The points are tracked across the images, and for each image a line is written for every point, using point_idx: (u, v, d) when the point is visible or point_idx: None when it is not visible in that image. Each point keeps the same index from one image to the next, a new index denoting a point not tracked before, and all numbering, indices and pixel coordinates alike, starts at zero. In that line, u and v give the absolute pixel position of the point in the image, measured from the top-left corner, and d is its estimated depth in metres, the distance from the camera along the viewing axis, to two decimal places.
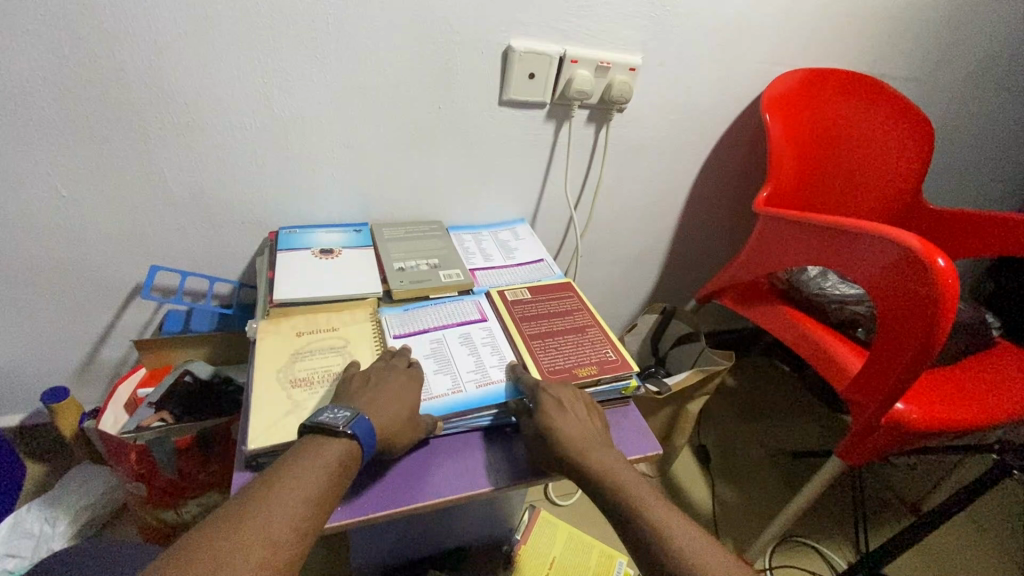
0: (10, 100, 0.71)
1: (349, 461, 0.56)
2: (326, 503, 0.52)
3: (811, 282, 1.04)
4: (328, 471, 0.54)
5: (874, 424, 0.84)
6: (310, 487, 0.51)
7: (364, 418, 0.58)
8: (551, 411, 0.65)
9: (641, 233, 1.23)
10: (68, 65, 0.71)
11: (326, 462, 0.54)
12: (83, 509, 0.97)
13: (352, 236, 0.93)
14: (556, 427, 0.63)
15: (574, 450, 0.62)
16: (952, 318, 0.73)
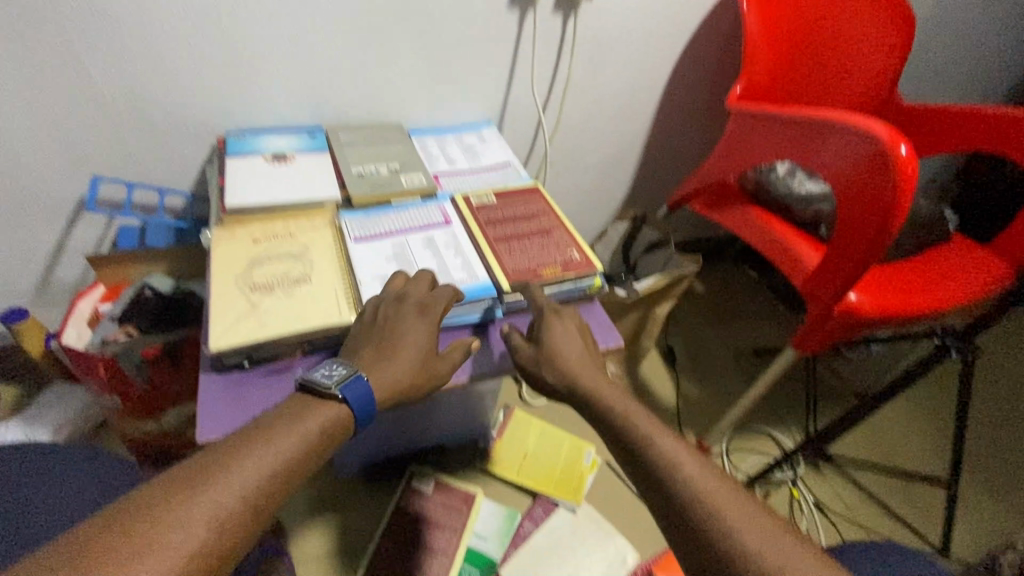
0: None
1: (333, 428, 0.52)
2: (302, 468, 0.49)
3: (779, 181, 1.03)
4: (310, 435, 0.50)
5: (827, 313, 0.88)
6: (287, 446, 0.49)
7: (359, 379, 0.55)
8: (549, 334, 0.65)
9: (612, 137, 1.19)
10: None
11: (315, 422, 0.52)
12: (63, 424, 0.99)
13: (306, 140, 0.88)
14: (550, 350, 0.63)
15: (566, 371, 0.61)
16: (907, 207, 0.75)
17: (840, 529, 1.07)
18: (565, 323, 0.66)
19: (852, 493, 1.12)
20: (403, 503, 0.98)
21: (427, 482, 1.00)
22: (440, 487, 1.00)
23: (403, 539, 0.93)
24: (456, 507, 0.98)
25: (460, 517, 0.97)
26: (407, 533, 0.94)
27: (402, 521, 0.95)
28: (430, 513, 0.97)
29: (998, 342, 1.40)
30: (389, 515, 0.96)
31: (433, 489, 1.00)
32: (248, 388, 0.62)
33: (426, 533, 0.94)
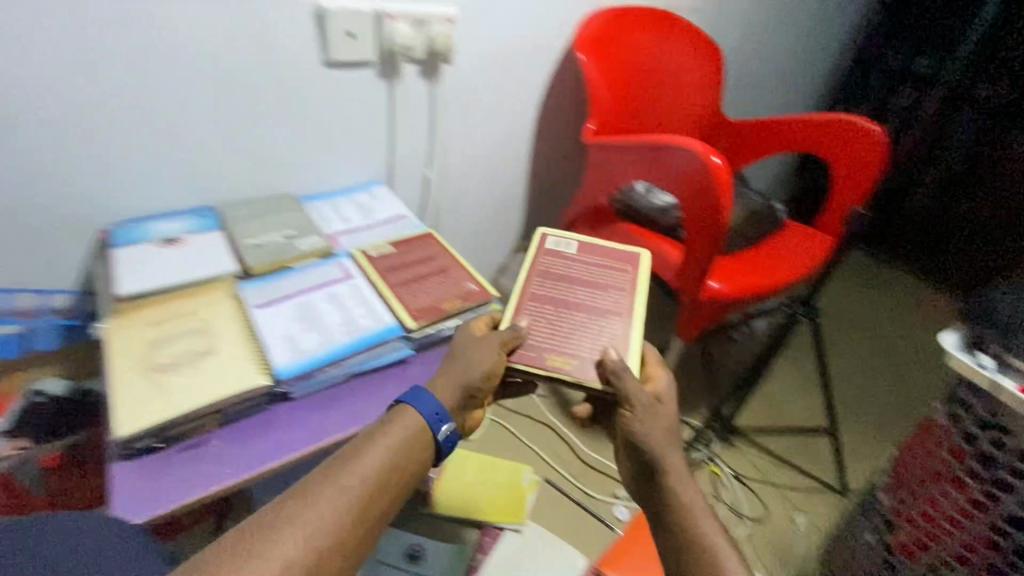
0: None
1: (410, 441, 0.59)
2: (399, 471, 0.57)
3: (640, 195, 1.17)
4: (414, 448, 0.59)
5: (697, 303, 1.01)
6: (378, 458, 0.56)
7: (429, 396, 0.63)
8: (662, 408, 0.68)
9: (499, 180, 1.31)
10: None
11: (395, 440, 0.59)
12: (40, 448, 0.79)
13: (198, 222, 0.90)
14: (636, 424, 0.66)
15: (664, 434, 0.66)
16: (726, 198, 0.91)
17: (757, 490, 1.19)
18: (667, 409, 0.68)
19: (764, 458, 1.25)
20: (544, 266, 0.81)
21: (568, 245, 0.84)
22: (586, 248, 0.84)
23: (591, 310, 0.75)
24: (617, 271, 0.81)
25: (627, 276, 0.80)
26: (554, 292, 0.77)
27: (540, 296, 0.77)
28: (587, 270, 0.80)
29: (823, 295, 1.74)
30: (532, 275, 0.79)
31: (577, 252, 0.83)
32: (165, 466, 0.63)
33: (575, 296, 0.77)
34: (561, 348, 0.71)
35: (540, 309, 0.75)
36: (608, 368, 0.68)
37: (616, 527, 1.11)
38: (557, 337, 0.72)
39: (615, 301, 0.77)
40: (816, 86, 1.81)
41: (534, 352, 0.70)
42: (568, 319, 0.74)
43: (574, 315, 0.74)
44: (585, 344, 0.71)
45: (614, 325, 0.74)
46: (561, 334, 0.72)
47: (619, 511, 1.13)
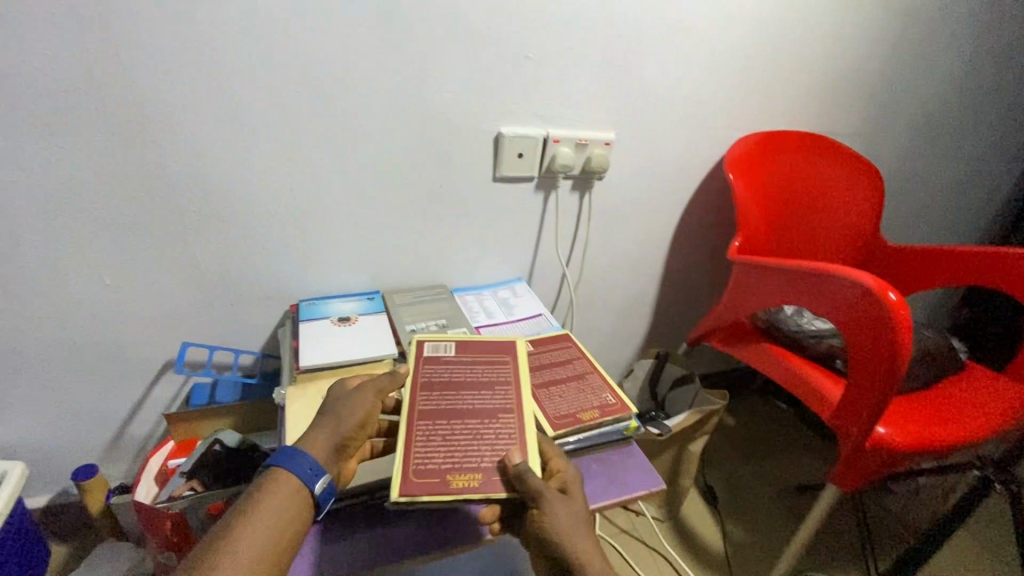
0: (39, 178, 0.79)
1: (297, 498, 0.60)
2: (293, 523, 0.58)
3: (788, 319, 1.12)
4: (296, 503, 0.59)
5: (860, 448, 0.90)
6: (272, 519, 0.57)
7: (305, 455, 0.62)
8: (577, 500, 0.65)
9: (631, 286, 1.32)
10: (111, 157, 0.81)
11: (274, 500, 0.58)
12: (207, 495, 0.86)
13: (366, 304, 1.02)
14: (547, 524, 0.61)
15: (580, 526, 0.62)
16: (907, 347, 0.82)
17: None
18: (580, 497, 0.66)
19: None
20: (424, 375, 0.77)
21: (446, 348, 0.82)
22: (464, 348, 0.82)
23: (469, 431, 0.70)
24: (498, 374, 0.79)
25: (510, 373, 0.79)
26: (447, 405, 0.73)
27: (431, 403, 0.73)
28: (463, 374, 0.78)
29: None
30: (413, 389, 0.75)
31: (456, 355, 0.81)
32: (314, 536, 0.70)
33: (466, 404, 0.74)
34: (463, 466, 0.66)
35: (436, 426, 0.70)
36: (511, 472, 0.65)
37: None
38: (457, 456, 0.67)
39: (506, 397, 0.75)
40: (993, 214, 1.64)
41: (439, 473, 0.65)
42: (471, 433, 0.70)
43: (457, 424, 0.71)
44: (489, 455, 0.68)
45: (502, 437, 0.70)
46: (456, 449, 0.68)
47: None
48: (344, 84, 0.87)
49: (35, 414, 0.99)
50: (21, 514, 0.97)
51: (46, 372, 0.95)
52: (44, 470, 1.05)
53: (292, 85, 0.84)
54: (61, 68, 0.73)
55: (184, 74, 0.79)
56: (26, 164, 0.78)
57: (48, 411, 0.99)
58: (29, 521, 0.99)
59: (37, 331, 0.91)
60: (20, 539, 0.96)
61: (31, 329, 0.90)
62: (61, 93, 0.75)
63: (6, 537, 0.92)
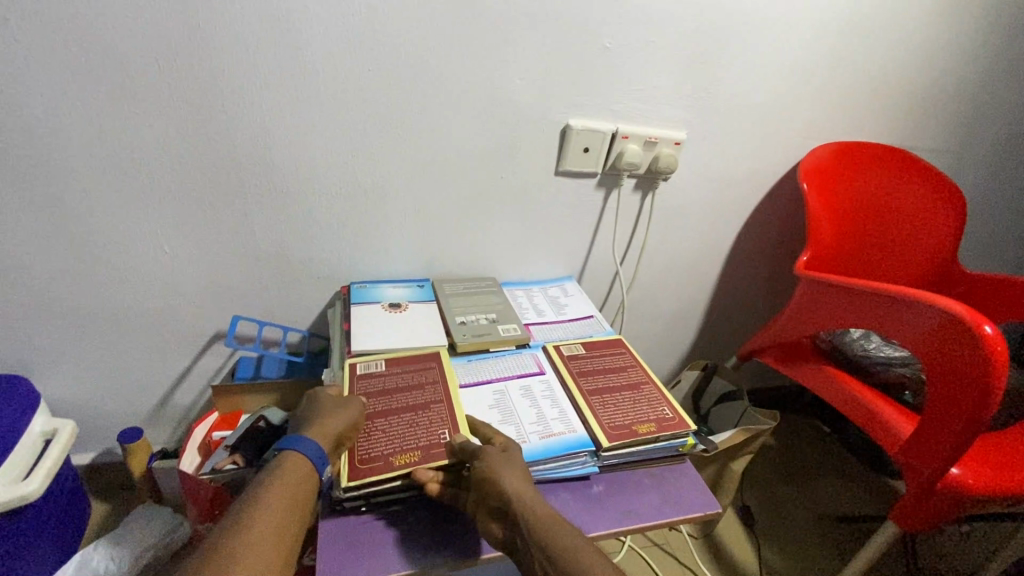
0: (110, 144, 0.79)
1: (304, 478, 0.62)
2: (305, 501, 0.60)
3: (854, 343, 1.07)
4: (304, 485, 0.61)
5: (930, 488, 0.84)
6: (284, 498, 0.59)
7: (310, 439, 0.64)
8: (515, 456, 0.66)
9: (682, 293, 1.27)
10: (180, 127, 0.81)
11: (290, 479, 0.61)
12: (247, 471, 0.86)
13: (416, 291, 1.00)
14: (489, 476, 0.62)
15: (521, 477, 0.63)
16: (1005, 384, 0.75)
17: None
18: (518, 454, 0.67)
19: None
20: (358, 390, 0.76)
21: (377, 363, 0.81)
22: (393, 360, 0.82)
23: (405, 421, 0.72)
24: (424, 372, 0.81)
25: (436, 373, 0.81)
26: (380, 406, 0.74)
27: (363, 408, 0.74)
28: (395, 380, 0.79)
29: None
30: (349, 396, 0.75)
31: (388, 368, 0.81)
32: (364, 531, 0.66)
33: (398, 405, 0.75)
34: (404, 447, 0.69)
35: (369, 424, 0.72)
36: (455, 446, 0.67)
37: None
38: (396, 442, 0.69)
39: (433, 392, 0.77)
40: None
41: (377, 462, 0.67)
42: (404, 424, 0.72)
43: (392, 420, 0.73)
44: (422, 440, 0.70)
45: (436, 421, 0.73)
46: (395, 440, 0.70)
47: None
48: (416, 65, 0.84)
49: (87, 374, 1.00)
50: (67, 470, 0.99)
51: (100, 334, 0.96)
52: (90, 429, 1.07)
53: (363, 64, 0.82)
54: (139, 34, 0.73)
55: (257, 47, 0.77)
56: (98, 130, 0.78)
57: (100, 372, 1.01)
58: (73, 477, 1.01)
59: (95, 293, 0.92)
60: (64, 495, 0.98)
61: (91, 293, 0.92)
62: (140, 62, 0.75)
63: (51, 492, 0.94)
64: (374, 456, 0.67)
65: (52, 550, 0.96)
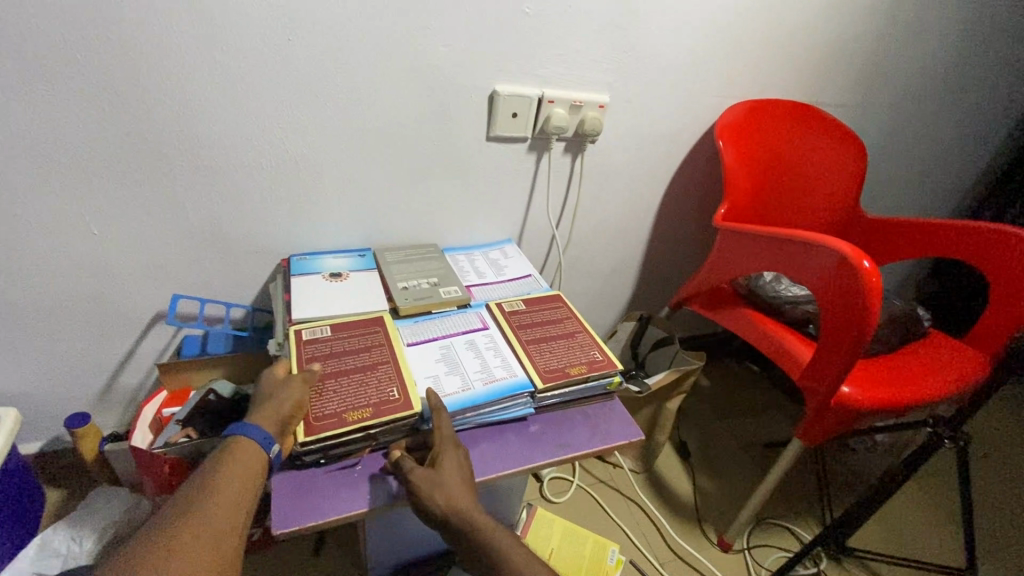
0: (20, 129, 0.76)
1: (252, 459, 0.65)
2: (255, 481, 0.64)
3: (767, 285, 1.17)
4: (249, 472, 0.64)
5: (826, 405, 0.96)
6: (231, 480, 0.62)
7: (255, 425, 0.67)
8: (445, 471, 0.68)
9: (618, 249, 1.35)
10: (95, 106, 0.78)
11: (239, 464, 0.64)
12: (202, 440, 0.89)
13: (357, 260, 1.03)
14: (424, 496, 0.66)
15: (453, 496, 0.66)
16: (878, 310, 0.87)
17: None
18: (451, 463, 0.69)
19: None
20: (306, 354, 0.79)
21: (322, 329, 0.84)
22: (339, 327, 0.85)
23: (355, 381, 0.76)
24: (371, 333, 0.85)
25: (381, 335, 0.85)
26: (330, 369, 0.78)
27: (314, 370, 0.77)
28: (343, 343, 0.82)
29: (984, 428, 1.52)
30: (298, 362, 0.78)
31: (333, 333, 0.84)
32: (315, 485, 0.70)
33: (347, 367, 0.78)
34: (355, 403, 0.73)
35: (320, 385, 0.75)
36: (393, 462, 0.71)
37: None
38: (346, 400, 0.73)
39: (380, 352, 0.82)
40: (968, 188, 1.69)
41: (331, 417, 0.70)
42: (355, 382, 0.76)
43: (341, 380, 0.76)
44: (371, 395, 0.74)
45: (383, 379, 0.77)
46: (347, 397, 0.74)
47: None
48: (336, 33, 0.84)
49: (22, 363, 0.98)
50: (13, 459, 0.98)
51: (31, 322, 0.94)
52: (33, 418, 1.06)
53: (282, 33, 0.81)
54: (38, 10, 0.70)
55: (167, 18, 0.75)
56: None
57: (35, 360, 0.99)
58: (21, 466, 1.01)
59: (20, 280, 0.89)
60: (14, 483, 0.98)
61: (16, 281, 0.89)
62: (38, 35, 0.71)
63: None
64: (326, 412, 0.71)
65: (9, 537, 0.96)
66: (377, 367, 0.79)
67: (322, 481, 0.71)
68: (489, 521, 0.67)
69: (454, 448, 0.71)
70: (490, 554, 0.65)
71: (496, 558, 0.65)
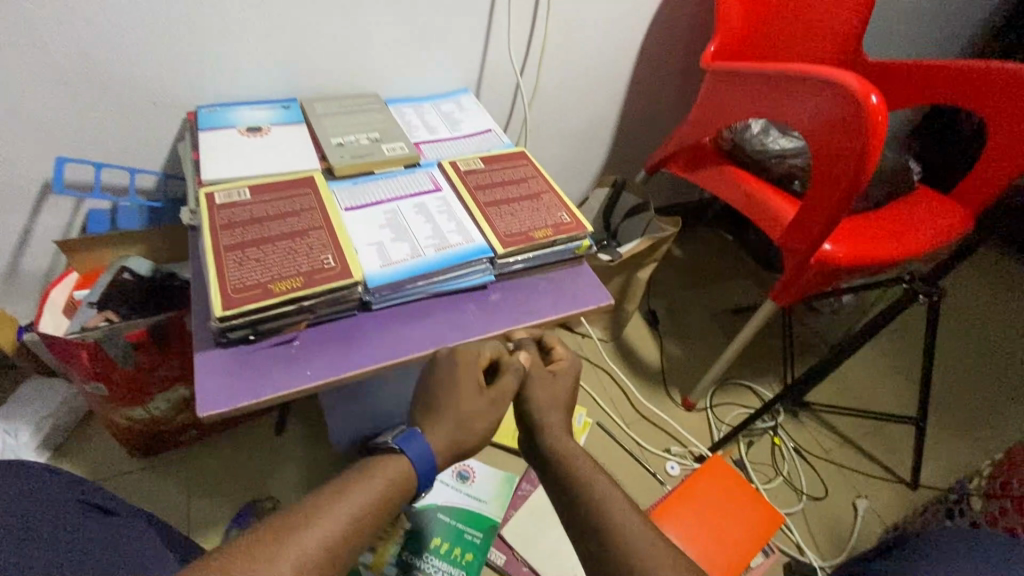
0: None
1: (399, 485, 0.53)
2: (387, 515, 0.51)
3: (754, 139, 1.05)
4: (385, 503, 0.51)
5: (806, 263, 0.91)
6: (366, 501, 0.50)
7: (422, 439, 0.55)
8: (557, 382, 0.64)
9: (591, 104, 1.19)
10: None
11: (384, 484, 0.52)
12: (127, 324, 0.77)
13: (280, 113, 0.86)
14: (529, 388, 0.63)
15: (543, 408, 0.61)
16: (879, 154, 0.77)
17: (819, 470, 1.14)
18: (564, 384, 0.65)
19: (829, 437, 1.19)
20: (220, 219, 0.67)
21: (241, 191, 0.71)
22: (259, 189, 0.72)
23: (283, 249, 0.65)
24: (300, 196, 0.72)
25: (313, 197, 0.72)
26: (252, 236, 0.65)
27: (231, 237, 0.65)
28: (265, 206, 0.69)
29: (951, 288, 1.52)
30: (211, 229, 0.65)
31: (253, 196, 0.70)
32: (244, 362, 0.60)
33: (272, 233, 0.66)
34: (283, 273, 0.62)
35: (240, 254, 0.63)
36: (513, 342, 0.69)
37: (665, 483, 1.09)
38: (273, 269, 0.62)
39: (312, 216, 0.69)
40: (978, 29, 1.52)
41: (256, 289, 0.60)
42: (282, 250, 0.64)
43: (265, 247, 0.64)
44: (304, 265, 0.63)
45: (316, 246, 0.66)
46: (274, 266, 0.62)
47: (671, 467, 1.11)
48: None
49: None
50: None
51: None
52: None
53: None
54: None
55: None
56: None
57: None
58: None
59: None
60: None
61: None
62: None
63: None
64: (249, 283, 0.60)
65: None
66: (309, 234, 0.67)
67: (252, 359, 0.61)
68: (597, 466, 0.56)
69: (574, 374, 0.66)
70: (602, 521, 0.51)
71: (610, 527, 0.50)
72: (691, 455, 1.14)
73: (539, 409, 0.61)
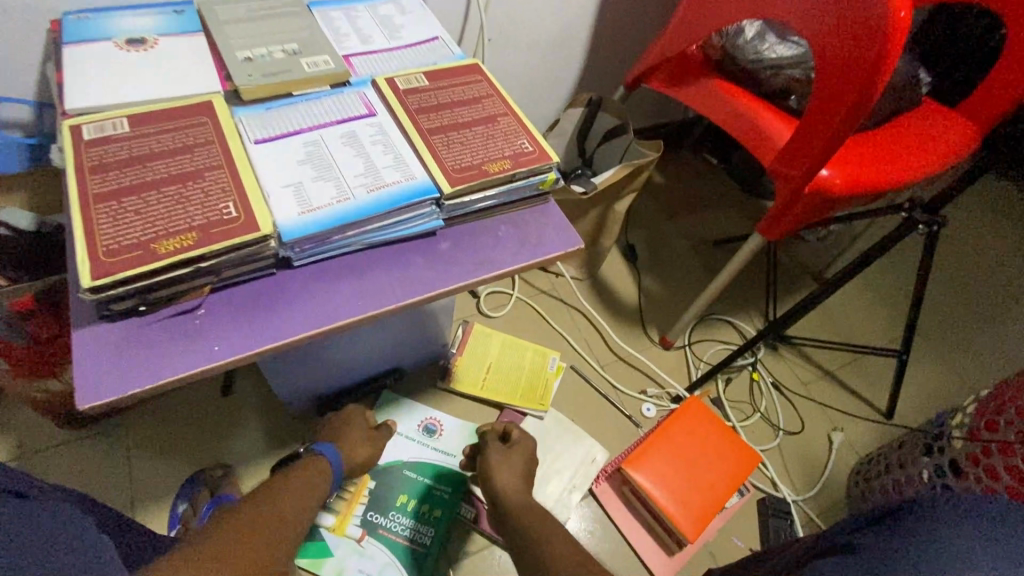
0: None
1: (321, 469, 0.74)
2: (314, 494, 0.70)
3: (747, 45, 0.90)
4: (317, 487, 0.71)
5: (798, 192, 0.81)
6: (294, 492, 0.67)
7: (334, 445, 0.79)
8: (513, 458, 0.84)
9: (561, 6, 1.01)
10: None
11: (313, 475, 0.72)
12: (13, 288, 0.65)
13: (171, 19, 0.69)
14: (491, 471, 0.82)
15: (500, 486, 0.79)
16: (895, 61, 0.65)
17: (796, 405, 1.11)
18: (517, 461, 0.84)
19: (808, 370, 1.16)
20: (90, 160, 0.53)
21: (117, 123, 0.57)
22: (142, 120, 0.57)
23: (171, 197, 0.52)
24: (194, 128, 0.58)
25: (211, 129, 0.58)
26: (130, 180, 0.53)
27: (103, 183, 0.52)
28: (149, 142, 0.56)
29: None
30: (78, 173, 0.52)
31: (134, 128, 0.57)
32: (135, 338, 0.50)
33: (156, 176, 0.53)
34: (170, 228, 0.50)
35: (115, 206, 0.51)
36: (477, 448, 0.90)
37: (641, 425, 1.06)
38: (158, 224, 0.50)
39: (209, 153, 0.56)
40: None
41: (136, 250, 0.48)
42: (170, 198, 0.52)
43: (147, 195, 0.52)
44: (199, 216, 0.51)
45: (214, 192, 0.53)
46: (159, 219, 0.51)
47: (646, 410, 1.07)
48: None
49: None
50: None
51: None
52: None
53: None
54: None
55: None
56: None
57: None
58: None
59: None
60: None
61: None
62: None
63: None
64: (127, 243, 0.49)
65: None
66: (206, 176, 0.54)
67: (145, 333, 0.50)
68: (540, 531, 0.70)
69: (528, 456, 0.85)
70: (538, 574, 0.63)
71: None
72: (667, 396, 1.10)
73: (496, 487, 0.79)
